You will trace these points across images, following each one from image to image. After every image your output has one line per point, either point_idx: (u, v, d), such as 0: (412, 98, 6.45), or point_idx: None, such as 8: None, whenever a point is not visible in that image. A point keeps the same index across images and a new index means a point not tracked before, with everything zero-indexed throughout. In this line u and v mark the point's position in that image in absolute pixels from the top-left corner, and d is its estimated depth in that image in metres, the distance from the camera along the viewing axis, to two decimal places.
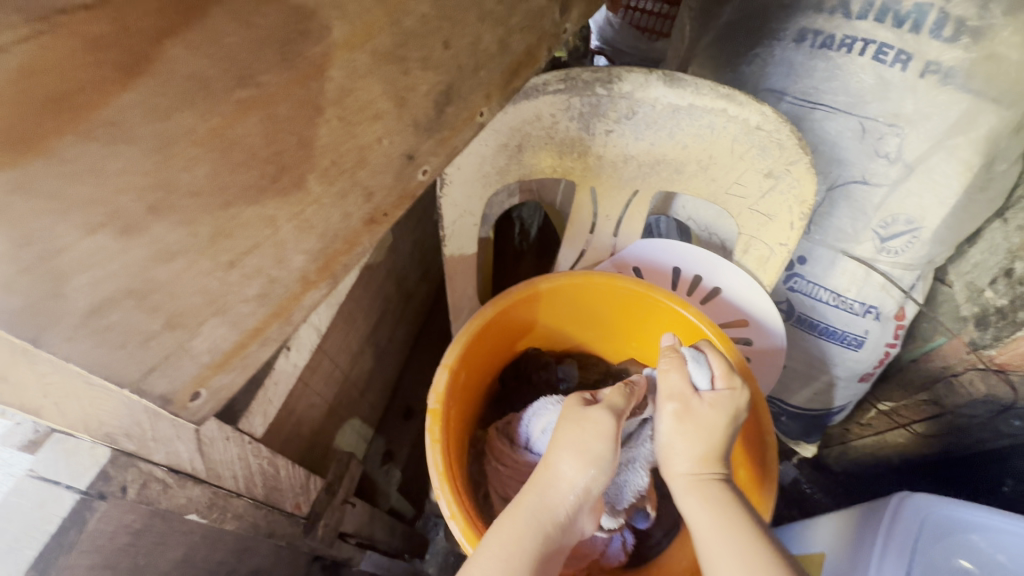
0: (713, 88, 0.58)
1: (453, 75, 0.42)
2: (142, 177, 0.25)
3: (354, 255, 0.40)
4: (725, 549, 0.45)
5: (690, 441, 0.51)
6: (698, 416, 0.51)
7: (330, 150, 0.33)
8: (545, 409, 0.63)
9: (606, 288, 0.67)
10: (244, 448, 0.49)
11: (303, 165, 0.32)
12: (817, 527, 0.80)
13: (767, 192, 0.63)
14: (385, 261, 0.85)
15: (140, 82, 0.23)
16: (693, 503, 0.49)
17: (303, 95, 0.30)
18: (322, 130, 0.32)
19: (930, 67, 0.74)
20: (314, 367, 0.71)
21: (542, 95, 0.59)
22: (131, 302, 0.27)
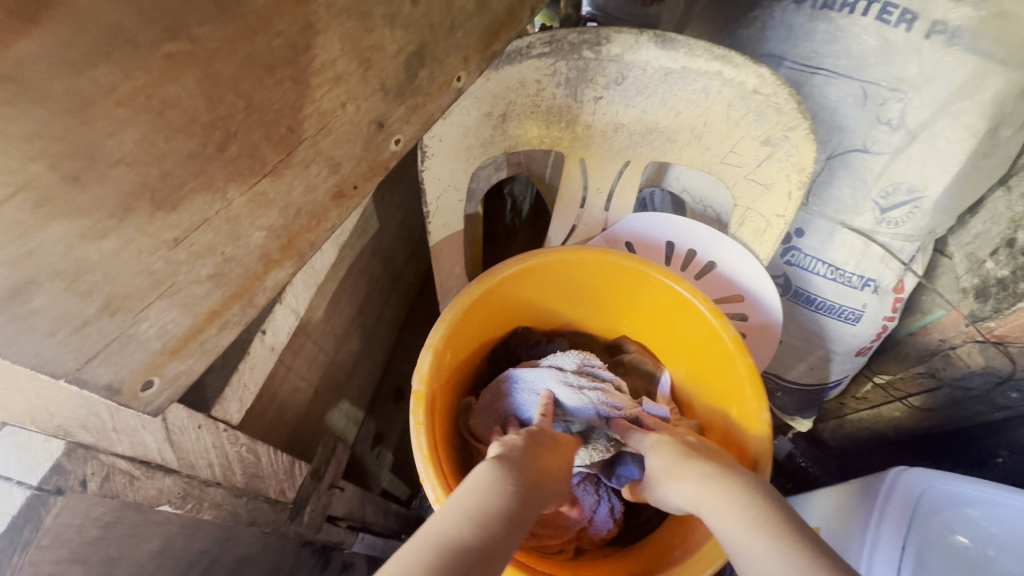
0: (708, 49, 0.55)
1: (424, 35, 0.39)
2: (54, 143, 0.22)
3: (321, 232, 0.37)
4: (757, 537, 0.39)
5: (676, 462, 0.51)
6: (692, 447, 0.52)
7: (285, 115, 0.30)
8: (531, 379, 0.64)
9: (596, 263, 0.64)
10: (219, 435, 0.48)
11: (254, 132, 0.29)
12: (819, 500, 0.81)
13: (764, 160, 0.60)
14: (369, 241, 0.82)
15: (40, 32, 0.20)
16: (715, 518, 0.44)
17: (247, 52, 0.27)
18: (275, 94, 0.29)
19: (936, 27, 0.70)
20: (295, 350, 0.69)
21: (525, 59, 0.57)
22: (59, 284, 0.24)
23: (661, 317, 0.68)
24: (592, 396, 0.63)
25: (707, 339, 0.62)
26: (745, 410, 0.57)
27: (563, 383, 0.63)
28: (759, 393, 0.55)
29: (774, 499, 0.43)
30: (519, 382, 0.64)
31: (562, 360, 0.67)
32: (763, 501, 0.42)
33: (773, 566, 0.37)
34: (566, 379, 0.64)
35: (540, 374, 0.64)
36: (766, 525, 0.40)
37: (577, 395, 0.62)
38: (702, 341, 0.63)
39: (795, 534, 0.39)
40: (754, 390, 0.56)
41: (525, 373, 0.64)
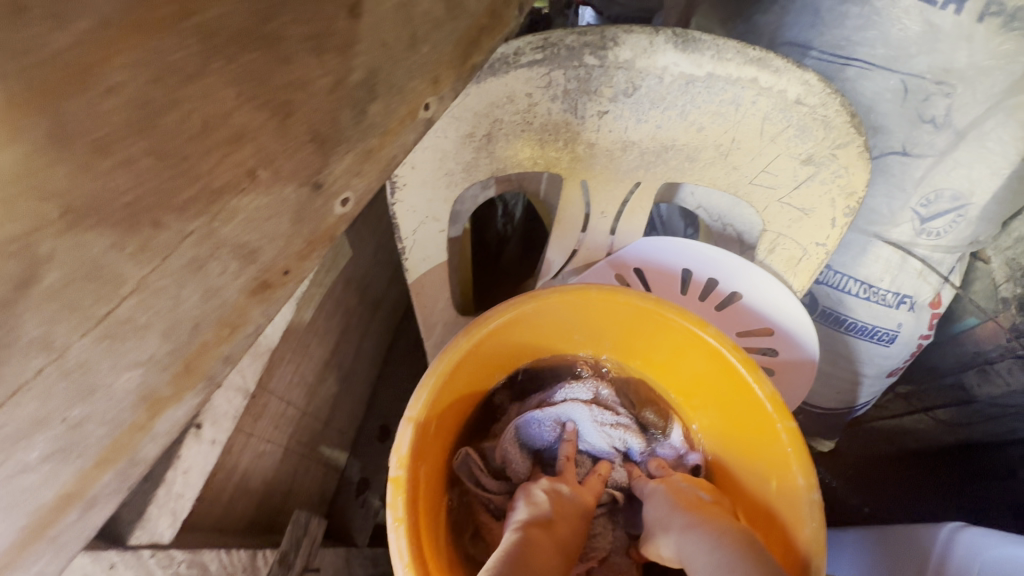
0: (740, 51, 0.45)
1: (378, 58, 0.33)
2: None
3: (235, 346, 0.33)
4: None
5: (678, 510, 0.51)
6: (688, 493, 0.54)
7: (108, 215, 0.26)
8: (552, 415, 0.61)
9: (607, 305, 0.54)
10: (145, 564, 0.39)
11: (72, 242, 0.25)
12: (867, 539, 0.74)
13: (803, 182, 0.50)
14: (343, 272, 0.72)
15: None
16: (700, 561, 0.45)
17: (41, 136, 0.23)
18: (92, 185, 0.25)
19: (990, 8, 0.59)
20: (259, 414, 0.59)
21: (513, 68, 0.46)
22: None
23: (680, 363, 0.59)
24: (615, 433, 0.61)
25: (738, 395, 0.53)
26: (789, 486, 0.49)
27: (589, 421, 0.61)
28: (807, 468, 0.48)
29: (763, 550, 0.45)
30: (539, 419, 0.61)
31: (578, 395, 0.62)
32: (742, 547, 0.45)
33: None
34: (591, 416, 0.61)
35: (564, 410, 0.61)
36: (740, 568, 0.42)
37: (600, 431, 0.61)
38: (731, 397, 0.55)
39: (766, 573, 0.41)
40: (802, 462, 0.48)
41: (541, 412, 0.60)
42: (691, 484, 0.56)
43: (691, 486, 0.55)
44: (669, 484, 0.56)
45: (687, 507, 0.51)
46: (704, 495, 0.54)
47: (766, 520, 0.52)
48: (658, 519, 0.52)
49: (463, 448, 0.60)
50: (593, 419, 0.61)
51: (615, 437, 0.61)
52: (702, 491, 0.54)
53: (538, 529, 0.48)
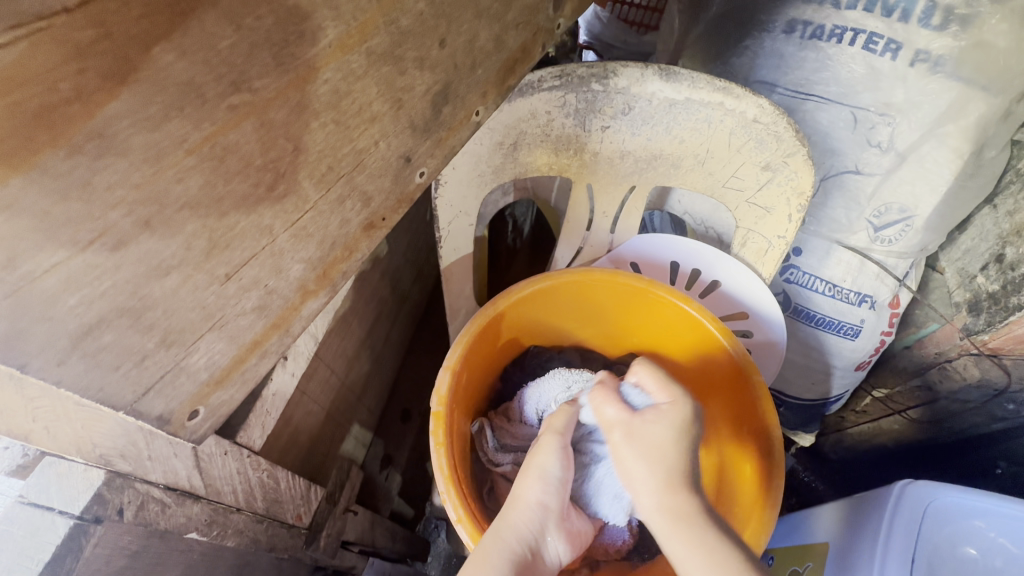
0: (710, 82, 0.58)
1: (449, 74, 0.41)
2: (133, 191, 0.22)
3: (352, 261, 0.38)
4: (687, 558, 0.38)
5: (628, 465, 0.45)
6: (644, 433, 0.46)
7: (326, 155, 0.32)
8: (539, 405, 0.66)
9: (607, 284, 0.66)
10: (243, 461, 0.48)
11: (299, 171, 0.30)
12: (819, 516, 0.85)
13: (765, 184, 0.63)
14: (380, 263, 0.83)
15: (128, 91, 0.21)
16: (677, 546, 0.39)
17: (298, 99, 0.28)
18: (318, 135, 0.30)
19: (920, 56, 0.74)
20: (310, 375, 0.70)
21: (537, 92, 0.59)
22: (124, 322, 0.24)
23: (669, 335, 0.70)
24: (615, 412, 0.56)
25: (717, 359, 0.64)
26: (758, 427, 0.60)
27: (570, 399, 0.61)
28: (770, 411, 0.59)
29: (689, 544, 0.39)
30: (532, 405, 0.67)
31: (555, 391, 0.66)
32: (699, 512, 0.41)
33: (694, 563, 0.38)
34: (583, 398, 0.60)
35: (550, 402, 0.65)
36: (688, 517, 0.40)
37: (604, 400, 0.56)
38: (711, 360, 0.66)
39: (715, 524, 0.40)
40: (766, 408, 0.59)
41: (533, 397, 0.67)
42: (675, 419, 0.46)
43: (681, 429, 0.45)
44: (649, 413, 0.47)
45: (625, 458, 0.45)
46: (682, 445, 0.45)
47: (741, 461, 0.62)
48: (646, 448, 0.44)
49: (480, 417, 0.70)
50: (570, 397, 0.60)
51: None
52: (683, 416, 0.46)
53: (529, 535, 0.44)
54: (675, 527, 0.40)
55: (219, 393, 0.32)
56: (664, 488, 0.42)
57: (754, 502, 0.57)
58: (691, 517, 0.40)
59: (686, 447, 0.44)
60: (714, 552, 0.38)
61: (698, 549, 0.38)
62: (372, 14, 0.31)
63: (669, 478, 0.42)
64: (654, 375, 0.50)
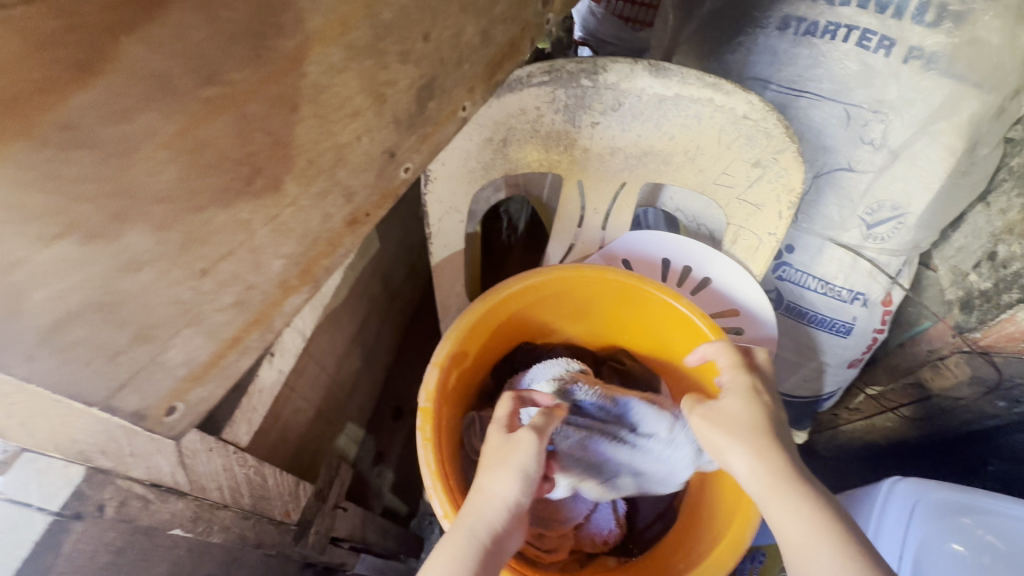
0: (700, 77, 0.58)
1: (434, 69, 0.40)
2: (103, 184, 0.22)
3: (335, 257, 0.38)
4: (790, 518, 0.42)
5: (717, 443, 0.49)
6: (727, 409, 0.50)
7: (307, 149, 0.31)
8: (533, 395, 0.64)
9: (597, 281, 0.66)
10: (229, 458, 0.48)
11: (278, 165, 0.30)
12: None
13: (755, 181, 0.63)
14: (371, 259, 0.83)
15: (97, 82, 0.21)
16: (778, 512, 0.43)
17: (277, 92, 0.28)
18: (298, 129, 0.30)
19: (913, 53, 0.73)
20: (299, 371, 0.69)
21: (525, 87, 0.59)
22: (97, 316, 0.24)
23: (660, 333, 0.70)
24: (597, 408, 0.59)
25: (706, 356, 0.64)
26: None
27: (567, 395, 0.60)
28: None
29: (789, 505, 0.42)
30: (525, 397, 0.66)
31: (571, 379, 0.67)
32: (789, 475, 0.44)
33: (796, 521, 0.42)
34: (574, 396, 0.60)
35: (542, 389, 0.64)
36: (775, 484, 0.44)
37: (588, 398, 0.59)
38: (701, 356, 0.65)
39: (801, 486, 0.43)
40: None
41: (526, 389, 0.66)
42: (746, 391, 0.51)
43: (754, 399, 0.50)
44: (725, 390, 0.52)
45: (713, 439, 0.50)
46: (760, 415, 0.49)
47: None
48: (730, 423, 0.49)
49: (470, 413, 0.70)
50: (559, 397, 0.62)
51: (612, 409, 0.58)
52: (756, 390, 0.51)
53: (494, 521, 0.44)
54: (770, 492, 0.44)
55: (197, 390, 0.31)
56: (750, 454, 0.46)
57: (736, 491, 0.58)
58: (784, 476, 0.44)
59: (761, 416, 0.49)
60: (812, 509, 0.42)
61: (802, 505, 0.42)
62: (354, 7, 0.30)
63: (753, 444, 0.47)
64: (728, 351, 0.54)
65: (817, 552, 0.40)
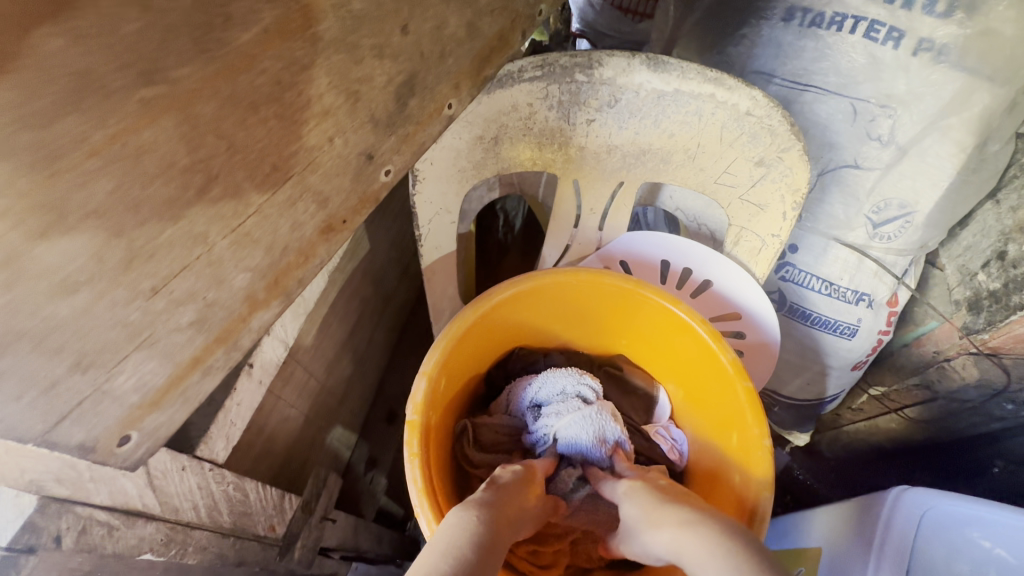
0: (701, 72, 0.55)
1: (415, 64, 0.38)
2: (22, 198, 0.20)
3: (308, 268, 0.36)
4: (698, 547, 0.38)
5: (642, 548, 0.44)
6: (627, 515, 0.47)
7: (270, 153, 0.29)
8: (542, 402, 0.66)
9: (592, 285, 0.63)
10: (205, 476, 0.46)
11: (236, 172, 0.27)
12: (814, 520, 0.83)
13: (758, 181, 0.60)
14: (361, 261, 0.80)
15: (5, 80, 0.18)
16: (690, 553, 0.38)
17: (230, 91, 0.25)
18: (258, 132, 0.27)
19: (923, 45, 0.70)
20: (285, 379, 0.67)
21: (517, 82, 0.56)
22: (24, 345, 0.22)
23: (658, 339, 0.67)
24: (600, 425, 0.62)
25: (706, 363, 0.62)
26: (746, 437, 0.57)
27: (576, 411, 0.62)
28: (760, 419, 0.56)
29: (695, 545, 0.38)
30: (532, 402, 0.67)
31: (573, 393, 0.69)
32: (687, 514, 0.41)
33: (700, 547, 0.37)
34: (581, 412, 0.62)
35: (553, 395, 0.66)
36: (675, 537, 0.40)
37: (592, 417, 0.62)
38: (701, 364, 0.63)
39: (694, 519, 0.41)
40: (756, 417, 0.56)
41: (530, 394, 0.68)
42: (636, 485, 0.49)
43: (632, 492, 0.48)
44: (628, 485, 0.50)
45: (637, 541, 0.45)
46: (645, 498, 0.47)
47: (728, 472, 0.59)
48: (631, 519, 0.46)
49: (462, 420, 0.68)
50: (567, 412, 0.63)
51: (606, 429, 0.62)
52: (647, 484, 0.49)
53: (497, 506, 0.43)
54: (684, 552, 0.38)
55: (152, 417, 0.29)
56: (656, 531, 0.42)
57: (739, 518, 0.54)
58: (682, 524, 0.41)
59: (647, 495, 0.47)
60: (709, 537, 0.38)
61: (705, 539, 0.38)
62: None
63: (649, 522, 0.44)
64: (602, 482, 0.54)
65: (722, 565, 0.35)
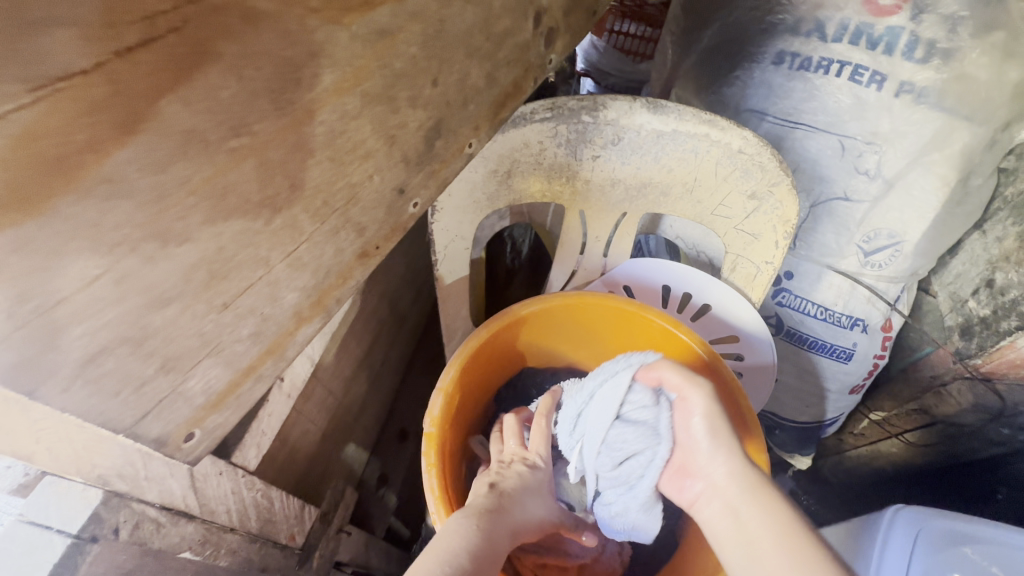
0: (695, 114, 0.60)
1: (442, 111, 0.43)
2: (138, 229, 0.24)
3: (346, 288, 0.40)
4: (769, 517, 0.45)
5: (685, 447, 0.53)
6: (688, 413, 0.52)
7: (322, 190, 0.33)
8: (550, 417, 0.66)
9: (598, 308, 0.67)
10: (238, 481, 0.49)
11: (294, 205, 0.32)
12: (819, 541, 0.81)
13: (751, 213, 0.65)
14: (378, 283, 0.85)
15: (137, 139, 0.22)
16: (755, 510, 0.47)
17: (295, 139, 0.30)
18: (314, 171, 0.32)
19: (904, 87, 0.76)
20: (308, 395, 0.70)
21: (529, 123, 0.61)
22: (126, 349, 0.26)
23: None
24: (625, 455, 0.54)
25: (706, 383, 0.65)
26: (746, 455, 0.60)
27: (614, 393, 0.54)
28: (757, 437, 0.59)
29: (770, 506, 0.46)
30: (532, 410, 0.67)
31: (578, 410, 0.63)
32: (749, 471, 0.49)
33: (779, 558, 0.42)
34: (621, 399, 0.53)
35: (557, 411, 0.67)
36: (744, 485, 0.49)
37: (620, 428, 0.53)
38: None
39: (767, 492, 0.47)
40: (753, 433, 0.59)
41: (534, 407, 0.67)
42: (704, 402, 0.52)
43: (707, 405, 0.51)
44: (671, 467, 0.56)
45: (686, 471, 0.53)
46: (710, 419, 0.51)
47: None
48: (700, 445, 0.51)
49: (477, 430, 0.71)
50: None
51: (649, 423, 0.52)
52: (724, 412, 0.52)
53: (502, 515, 0.50)
54: (725, 523, 0.48)
55: (213, 418, 0.33)
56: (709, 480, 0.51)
57: None
58: (744, 495, 0.48)
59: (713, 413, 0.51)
60: (771, 515, 0.45)
61: (761, 523, 0.45)
62: (369, 60, 0.33)
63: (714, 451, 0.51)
64: (675, 368, 0.53)
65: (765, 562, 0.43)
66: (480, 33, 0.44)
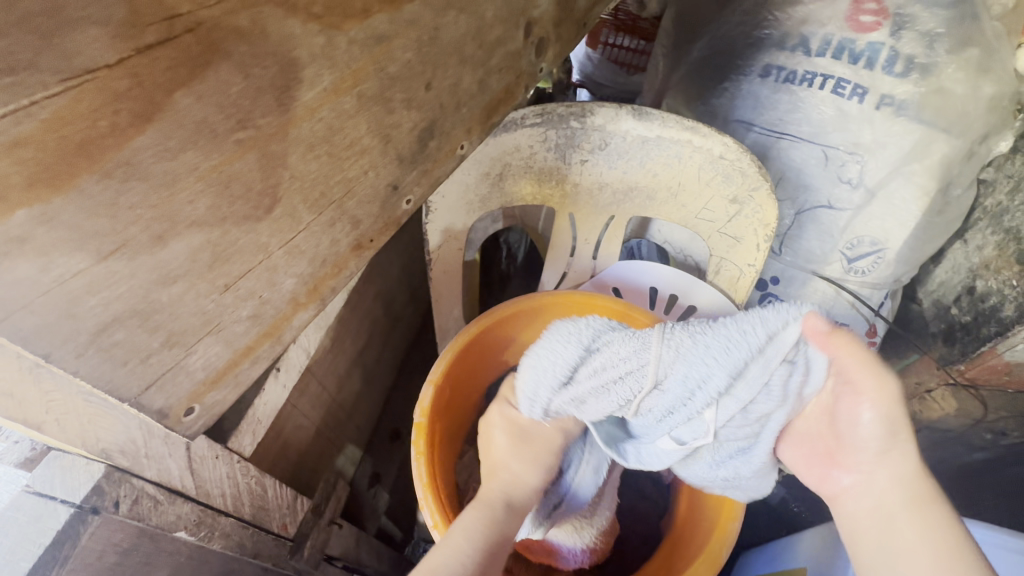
0: (678, 121, 0.63)
1: (435, 113, 0.45)
2: (150, 210, 0.26)
3: (340, 278, 0.42)
4: (917, 536, 0.41)
5: (827, 438, 0.46)
6: (846, 404, 0.43)
7: (320, 182, 0.36)
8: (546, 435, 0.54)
9: (585, 307, 0.69)
10: (233, 466, 0.51)
11: (293, 196, 0.34)
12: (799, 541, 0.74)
13: (734, 216, 0.67)
14: (373, 283, 0.87)
15: (153, 128, 0.25)
16: (915, 524, 0.41)
17: (295, 134, 0.32)
18: (313, 165, 0.35)
19: (884, 100, 0.79)
20: (302, 389, 0.72)
21: (519, 128, 0.64)
22: (134, 322, 0.28)
23: None
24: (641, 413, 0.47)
25: None
26: None
27: (774, 363, 0.41)
28: None
29: (923, 522, 0.41)
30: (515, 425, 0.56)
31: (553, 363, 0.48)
32: (912, 484, 0.42)
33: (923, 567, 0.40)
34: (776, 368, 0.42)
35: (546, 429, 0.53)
36: (917, 494, 0.42)
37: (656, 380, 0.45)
38: None
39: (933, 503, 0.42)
40: None
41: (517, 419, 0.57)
42: (875, 377, 0.40)
43: (885, 398, 0.41)
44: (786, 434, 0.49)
45: (834, 459, 0.46)
46: (881, 413, 0.42)
47: None
48: (863, 441, 0.43)
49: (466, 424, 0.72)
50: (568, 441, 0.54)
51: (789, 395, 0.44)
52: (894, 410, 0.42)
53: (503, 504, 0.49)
54: (869, 526, 0.44)
55: (212, 395, 0.35)
56: (866, 476, 0.44)
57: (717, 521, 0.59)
58: (908, 504, 0.42)
59: (887, 406, 0.41)
60: (935, 541, 0.40)
61: (916, 538, 0.41)
62: (366, 64, 0.36)
63: (884, 448, 0.43)
64: (847, 345, 0.40)
65: (922, 568, 0.40)
66: (473, 41, 0.47)
